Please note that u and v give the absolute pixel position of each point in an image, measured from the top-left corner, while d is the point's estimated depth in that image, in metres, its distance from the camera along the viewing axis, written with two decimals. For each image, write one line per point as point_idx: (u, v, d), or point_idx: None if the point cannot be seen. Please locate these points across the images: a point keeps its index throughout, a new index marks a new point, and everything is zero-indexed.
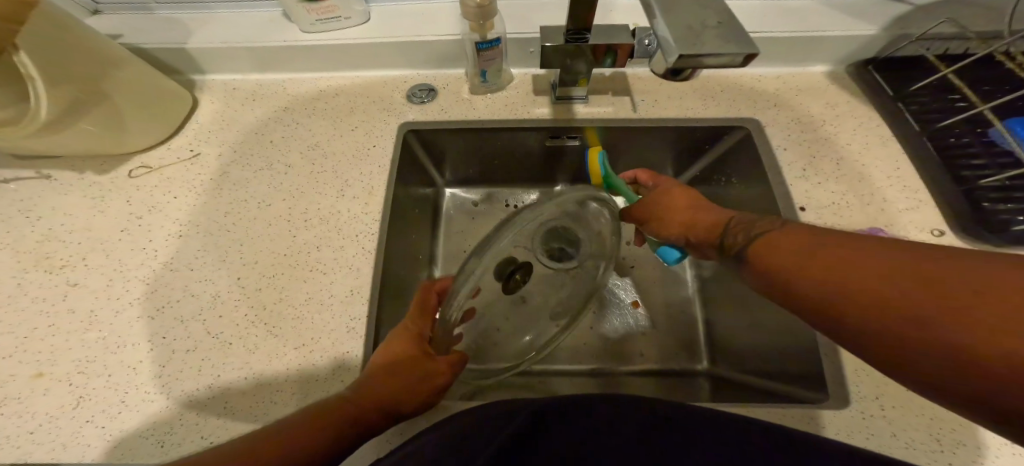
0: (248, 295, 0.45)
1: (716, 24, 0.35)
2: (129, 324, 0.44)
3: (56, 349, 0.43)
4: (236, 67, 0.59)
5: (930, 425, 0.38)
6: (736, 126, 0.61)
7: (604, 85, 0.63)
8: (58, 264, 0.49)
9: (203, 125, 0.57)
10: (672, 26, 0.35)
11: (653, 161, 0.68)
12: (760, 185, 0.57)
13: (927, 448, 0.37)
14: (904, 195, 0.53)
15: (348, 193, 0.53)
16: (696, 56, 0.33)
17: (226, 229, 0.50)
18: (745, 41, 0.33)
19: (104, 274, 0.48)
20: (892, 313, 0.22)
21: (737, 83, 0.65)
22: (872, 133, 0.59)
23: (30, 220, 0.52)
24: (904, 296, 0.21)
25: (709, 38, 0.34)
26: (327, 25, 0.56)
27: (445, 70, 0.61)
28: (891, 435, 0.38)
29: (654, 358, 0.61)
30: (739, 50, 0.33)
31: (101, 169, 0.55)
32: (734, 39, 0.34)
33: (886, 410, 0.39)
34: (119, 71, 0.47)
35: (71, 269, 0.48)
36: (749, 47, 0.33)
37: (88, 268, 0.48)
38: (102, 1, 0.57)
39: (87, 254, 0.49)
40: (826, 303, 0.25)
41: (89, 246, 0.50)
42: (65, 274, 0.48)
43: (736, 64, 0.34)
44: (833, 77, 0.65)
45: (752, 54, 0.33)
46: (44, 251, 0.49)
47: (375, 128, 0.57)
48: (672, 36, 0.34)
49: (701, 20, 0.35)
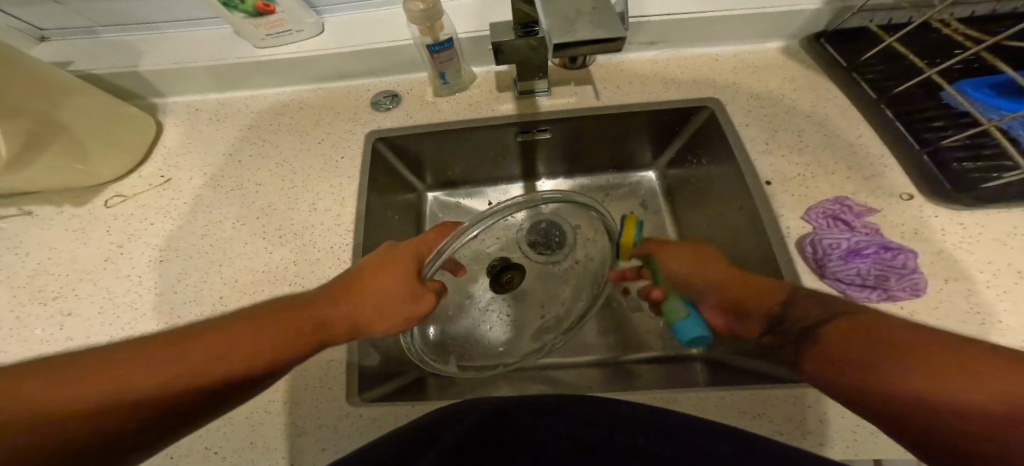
0: None
1: (591, 10, 0.37)
2: None
3: None
4: (195, 88, 0.59)
5: None
6: (699, 107, 0.61)
7: (565, 77, 0.63)
8: (50, 296, 0.48)
9: (170, 149, 0.57)
10: (550, 13, 0.37)
11: (624, 148, 0.68)
12: (729, 164, 0.57)
13: None
14: (870, 161, 0.53)
15: (321, 206, 0.53)
16: (569, 42, 0.35)
17: (206, 251, 0.51)
18: (614, 26, 0.35)
19: (96, 303, 0.48)
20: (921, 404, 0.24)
21: (695, 66, 0.65)
22: (832, 104, 0.59)
23: (16, 256, 0.51)
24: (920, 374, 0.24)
25: (582, 25, 0.36)
26: (278, 39, 0.56)
27: (406, 76, 0.61)
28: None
29: (652, 344, 0.62)
30: (610, 34, 0.35)
31: (77, 201, 0.54)
32: (604, 24, 0.36)
33: None
34: (70, 98, 0.47)
35: (63, 300, 0.48)
36: (617, 31, 0.35)
37: (79, 298, 0.48)
38: (46, 28, 0.57)
39: (76, 285, 0.49)
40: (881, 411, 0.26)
41: (77, 276, 0.50)
42: (59, 304, 0.48)
43: (607, 48, 0.36)
44: (791, 52, 0.65)
45: (619, 40, 0.35)
46: (35, 285, 0.49)
47: (342, 138, 0.57)
48: (549, 26, 0.36)
49: (579, 6, 0.37)
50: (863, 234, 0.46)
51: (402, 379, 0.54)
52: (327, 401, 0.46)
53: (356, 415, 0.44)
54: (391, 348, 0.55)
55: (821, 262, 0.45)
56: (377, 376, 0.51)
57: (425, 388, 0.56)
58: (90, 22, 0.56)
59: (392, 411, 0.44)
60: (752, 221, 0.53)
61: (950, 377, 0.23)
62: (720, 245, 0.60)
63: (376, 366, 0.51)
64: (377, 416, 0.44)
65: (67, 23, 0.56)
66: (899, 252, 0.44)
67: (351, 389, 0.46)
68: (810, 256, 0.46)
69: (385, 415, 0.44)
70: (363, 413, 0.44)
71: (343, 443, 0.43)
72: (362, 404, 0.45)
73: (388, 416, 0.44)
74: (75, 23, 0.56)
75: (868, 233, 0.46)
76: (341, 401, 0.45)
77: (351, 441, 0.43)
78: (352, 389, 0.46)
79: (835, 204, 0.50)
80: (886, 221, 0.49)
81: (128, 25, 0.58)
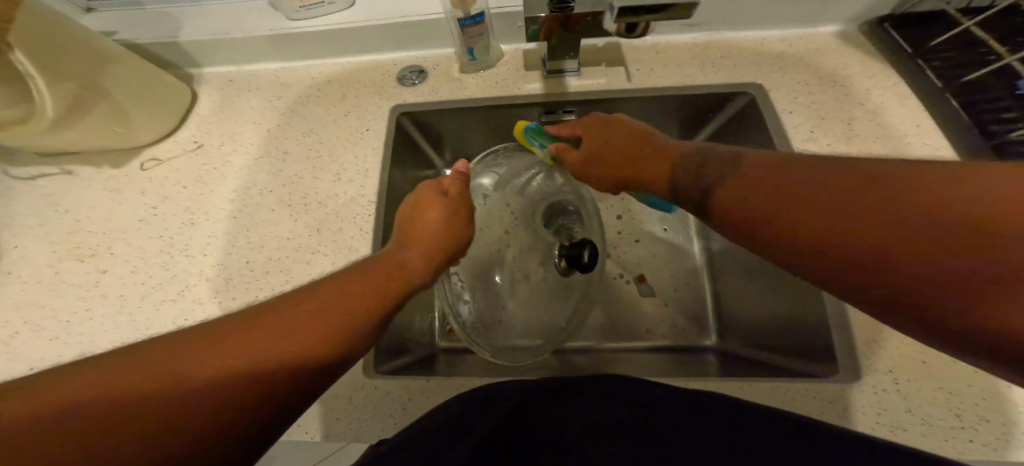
0: (259, 278, 0.47)
1: None
2: (156, 307, 0.46)
3: (92, 333, 0.45)
4: (229, 58, 0.60)
5: (941, 397, 0.38)
6: (738, 92, 0.58)
7: (597, 57, 0.61)
8: (87, 253, 0.51)
9: (203, 118, 0.59)
10: None
11: (654, 133, 0.66)
12: (768, 152, 0.54)
13: (944, 423, 0.37)
14: (925, 153, 0.50)
15: (346, 177, 0.53)
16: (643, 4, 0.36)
17: (234, 216, 0.52)
18: None
19: (129, 263, 0.50)
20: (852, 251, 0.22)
21: (737, 50, 0.61)
22: (888, 93, 0.55)
23: (57, 213, 0.54)
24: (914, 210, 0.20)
25: None
26: (312, 11, 0.56)
27: (435, 51, 0.61)
28: (896, 392, 0.39)
29: (662, 333, 0.61)
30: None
31: (114, 163, 0.56)
32: None
33: (899, 384, 0.39)
34: (114, 67, 0.47)
35: (99, 257, 0.50)
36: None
37: (114, 256, 0.50)
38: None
39: (111, 244, 0.51)
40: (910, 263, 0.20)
41: (112, 236, 0.52)
42: (96, 262, 0.50)
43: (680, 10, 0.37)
44: (846, 37, 0.61)
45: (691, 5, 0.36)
46: (72, 243, 0.52)
47: (368, 112, 0.57)
48: None
49: None
50: None
51: (415, 355, 0.55)
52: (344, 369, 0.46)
53: (371, 386, 0.45)
54: (407, 322, 0.56)
55: None
56: (392, 348, 0.52)
57: (437, 364, 0.57)
58: None
59: (407, 385, 0.45)
60: None
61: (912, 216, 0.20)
62: None
63: (392, 339, 0.52)
64: (391, 389, 0.45)
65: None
66: None
67: (367, 361, 0.47)
68: None
69: (400, 387, 0.45)
70: (378, 386, 0.45)
71: (359, 413, 0.44)
72: (377, 375, 0.46)
73: (403, 389, 0.44)
74: None
75: None
76: (358, 372, 0.46)
77: (363, 412, 0.44)
78: (368, 360, 0.47)
79: None
80: None
81: None
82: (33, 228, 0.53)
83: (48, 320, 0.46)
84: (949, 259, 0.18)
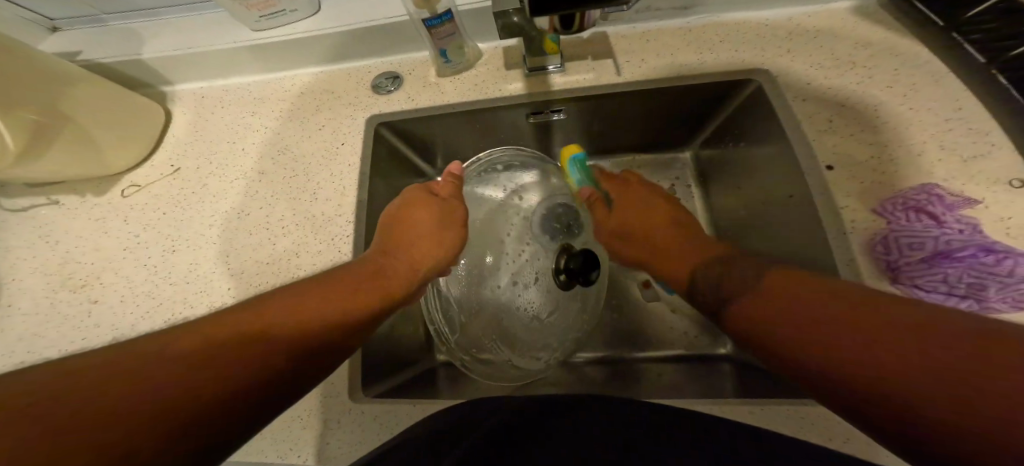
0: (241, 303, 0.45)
1: None
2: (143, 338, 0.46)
3: None
4: (200, 74, 0.59)
5: None
6: (744, 80, 0.51)
7: (582, 50, 0.56)
8: (79, 283, 0.50)
9: (179, 139, 0.58)
10: None
11: (652, 129, 0.60)
12: (778, 143, 0.48)
13: None
14: (970, 137, 0.42)
15: (322, 194, 0.51)
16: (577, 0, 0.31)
17: (214, 240, 0.50)
18: None
19: (119, 292, 0.49)
20: (818, 343, 0.24)
21: (739, 32, 0.55)
22: (920, 71, 0.48)
23: (47, 244, 0.54)
24: (915, 341, 0.20)
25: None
26: (273, 20, 0.54)
27: (410, 55, 0.58)
28: None
29: (676, 343, 0.56)
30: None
31: (96, 191, 0.56)
32: None
33: None
34: (73, 89, 0.46)
35: (91, 288, 0.50)
36: None
37: (104, 285, 0.50)
38: (55, 18, 0.58)
39: (100, 274, 0.51)
40: (892, 356, 0.20)
41: (102, 265, 0.51)
42: (87, 292, 0.50)
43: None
44: (864, 13, 0.53)
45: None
46: (65, 273, 0.51)
47: (343, 123, 0.55)
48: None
49: None
50: (954, 231, 0.37)
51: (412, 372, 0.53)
52: (329, 396, 0.44)
53: (359, 412, 0.42)
54: (398, 341, 0.52)
55: (895, 266, 0.37)
56: (384, 368, 0.49)
57: (436, 382, 0.53)
58: (95, 11, 0.58)
59: (395, 412, 0.42)
60: (801, 209, 0.44)
61: (906, 346, 0.20)
62: (762, 238, 0.51)
63: (382, 359, 0.49)
64: (378, 414, 0.42)
65: (74, 12, 0.57)
66: (1007, 256, 0.34)
67: (354, 385, 0.44)
68: (882, 258, 0.37)
69: (388, 414, 0.41)
70: (364, 411, 0.42)
71: (345, 441, 0.41)
72: (366, 400, 0.43)
73: (390, 417, 0.41)
74: (82, 12, 0.57)
75: (962, 228, 0.37)
76: (343, 398, 0.43)
77: (352, 440, 0.41)
78: (355, 384, 0.44)
79: (920, 192, 0.40)
80: (990, 212, 0.38)
81: (128, 11, 0.58)
82: (26, 259, 0.53)
83: (43, 353, 0.46)
84: (922, 370, 0.19)
